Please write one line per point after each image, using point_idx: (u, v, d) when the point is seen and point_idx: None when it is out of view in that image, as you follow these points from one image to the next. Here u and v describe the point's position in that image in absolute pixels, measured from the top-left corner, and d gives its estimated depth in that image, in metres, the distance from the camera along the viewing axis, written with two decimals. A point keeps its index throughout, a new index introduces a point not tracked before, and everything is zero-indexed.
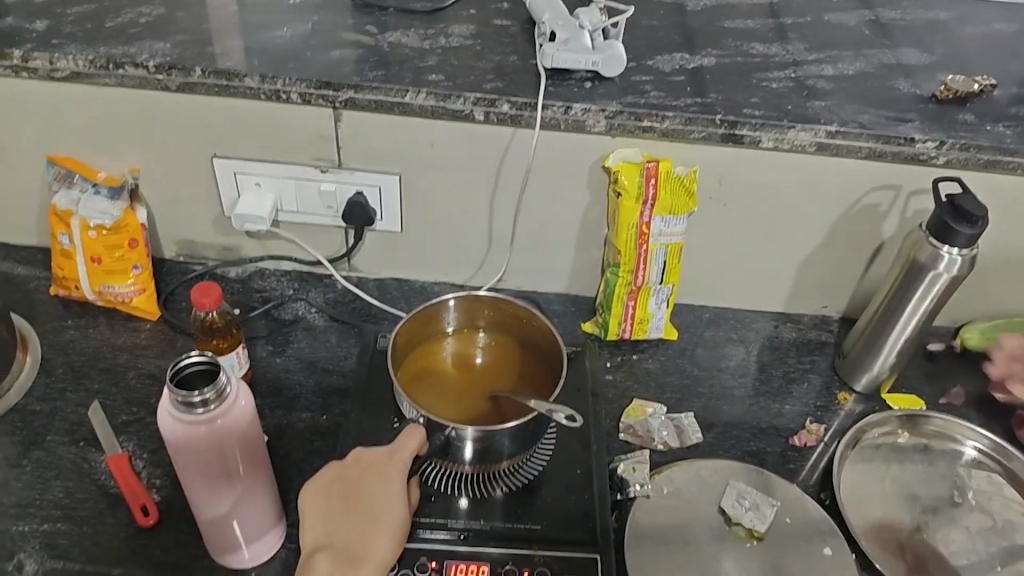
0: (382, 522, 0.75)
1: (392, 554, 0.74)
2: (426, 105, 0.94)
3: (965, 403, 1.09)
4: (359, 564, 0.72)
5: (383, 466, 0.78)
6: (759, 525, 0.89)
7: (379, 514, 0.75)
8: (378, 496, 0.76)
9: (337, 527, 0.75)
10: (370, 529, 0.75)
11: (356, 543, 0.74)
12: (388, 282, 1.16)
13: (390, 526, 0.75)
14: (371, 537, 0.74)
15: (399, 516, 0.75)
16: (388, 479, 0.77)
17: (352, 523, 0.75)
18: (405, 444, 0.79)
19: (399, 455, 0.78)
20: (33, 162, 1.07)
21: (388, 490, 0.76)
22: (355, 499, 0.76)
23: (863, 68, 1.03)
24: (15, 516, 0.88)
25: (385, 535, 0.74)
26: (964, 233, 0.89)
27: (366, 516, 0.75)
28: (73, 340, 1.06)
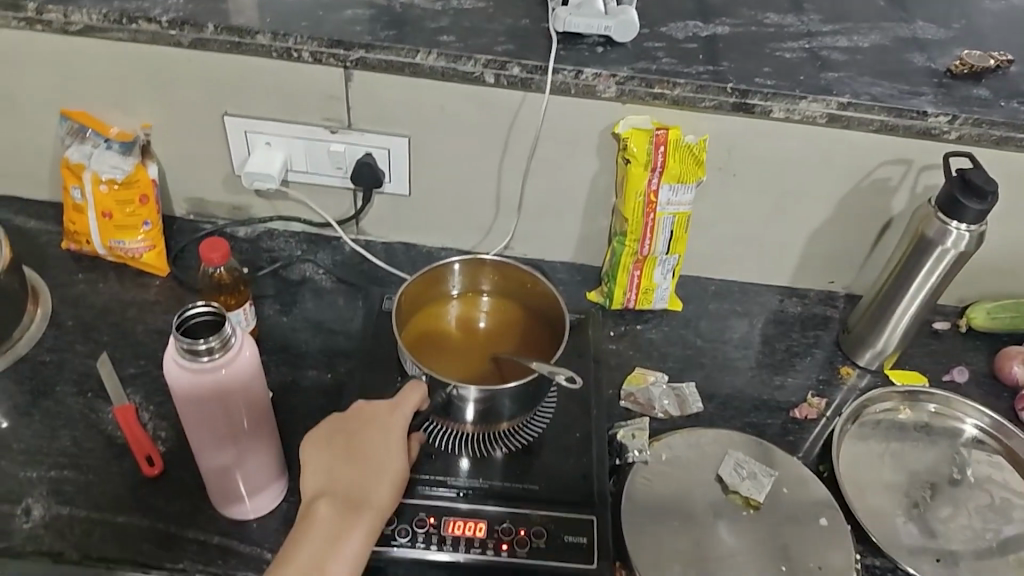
0: (382, 470, 0.75)
1: (391, 502, 0.75)
2: (437, 67, 0.94)
3: (967, 381, 1.09)
4: (359, 510, 0.73)
5: (384, 418, 0.78)
6: (756, 495, 0.90)
7: (379, 463, 0.76)
8: (378, 445, 0.77)
9: (336, 474, 0.76)
10: (370, 477, 0.75)
11: (355, 489, 0.74)
12: (395, 246, 1.16)
13: (390, 475, 0.75)
14: (371, 485, 0.75)
15: (399, 467, 0.76)
16: (389, 430, 0.77)
17: (352, 470, 0.75)
18: (407, 398, 0.80)
19: (400, 408, 0.79)
20: (47, 116, 1.07)
21: (389, 441, 0.77)
22: (355, 448, 0.77)
23: (878, 41, 1.02)
24: (24, 463, 0.90)
25: (384, 483, 0.75)
26: (972, 209, 0.89)
27: (366, 464, 0.76)
28: (83, 294, 1.07)
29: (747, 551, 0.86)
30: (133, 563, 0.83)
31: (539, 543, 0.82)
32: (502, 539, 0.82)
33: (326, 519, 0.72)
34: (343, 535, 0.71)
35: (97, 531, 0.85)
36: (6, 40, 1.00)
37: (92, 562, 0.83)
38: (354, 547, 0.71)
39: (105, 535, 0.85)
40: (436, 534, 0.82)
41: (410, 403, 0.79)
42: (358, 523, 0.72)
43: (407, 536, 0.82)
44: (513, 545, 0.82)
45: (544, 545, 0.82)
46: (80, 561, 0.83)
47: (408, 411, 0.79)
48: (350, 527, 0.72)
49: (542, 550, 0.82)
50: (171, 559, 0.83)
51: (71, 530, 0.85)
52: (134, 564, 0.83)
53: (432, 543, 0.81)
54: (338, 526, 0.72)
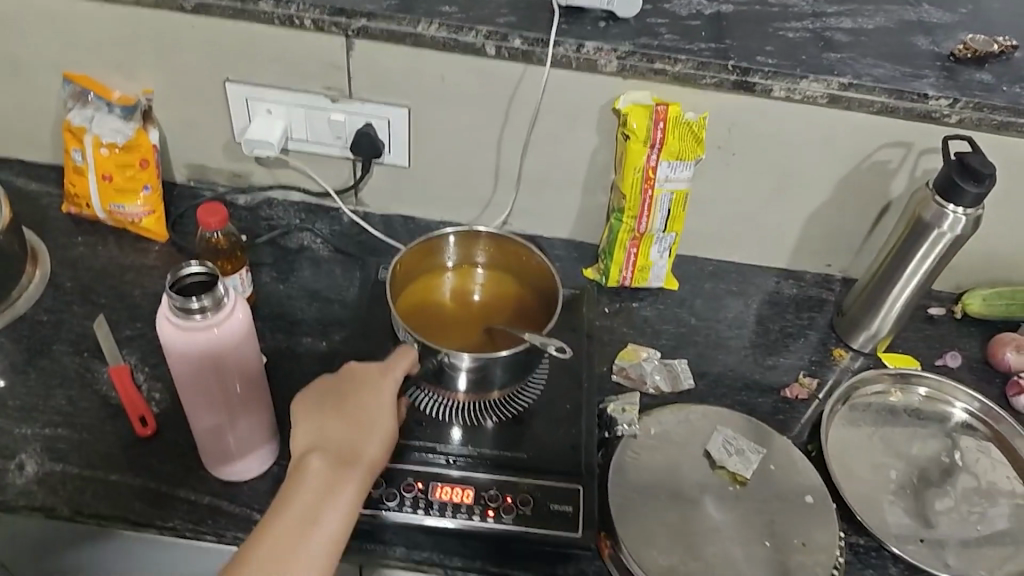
0: (375, 427, 0.76)
1: (381, 459, 0.75)
2: (439, 37, 0.94)
3: (960, 367, 1.09)
4: (353, 464, 0.73)
5: (376, 379, 0.79)
6: (743, 471, 0.91)
7: (371, 420, 0.76)
8: (371, 404, 0.77)
9: (327, 430, 0.75)
10: (363, 433, 0.75)
11: (348, 444, 0.74)
12: (393, 218, 1.16)
13: (383, 433, 0.76)
14: (364, 440, 0.75)
15: (390, 426, 0.77)
16: (381, 391, 0.78)
17: (345, 427, 0.76)
18: (398, 362, 0.81)
19: (392, 370, 0.80)
20: (49, 79, 1.07)
21: (381, 400, 0.78)
22: (348, 406, 0.77)
23: (882, 23, 1.01)
24: (19, 419, 0.91)
25: (376, 440, 0.75)
26: (970, 192, 0.89)
27: (359, 421, 0.76)
28: (82, 257, 1.08)
29: (732, 525, 0.87)
30: (124, 520, 0.84)
31: (526, 510, 0.83)
32: (488, 505, 0.83)
33: (319, 471, 0.72)
34: (337, 487, 0.71)
35: (89, 488, 0.86)
36: (9, 0, 1.00)
37: (84, 518, 0.84)
38: (348, 499, 0.71)
39: (97, 493, 0.86)
40: (424, 499, 0.83)
41: (401, 366, 0.80)
42: (352, 477, 0.72)
43: (394, 500, 0.83)
44: (499, 511, 0.83)
45: (530, 512, 0.83)
46: (72, 517, 0.84)
47: (400, 373, 0.80)
48: (344, 480, 0.72)
49: (527, 517, 0.83)
50: (162, 517, 0.84)
51: (64, 486, 0.86)
52: (125, 521, 0.84)
53: (419, 507, 0.83)
54: (331, 479, 0.71)
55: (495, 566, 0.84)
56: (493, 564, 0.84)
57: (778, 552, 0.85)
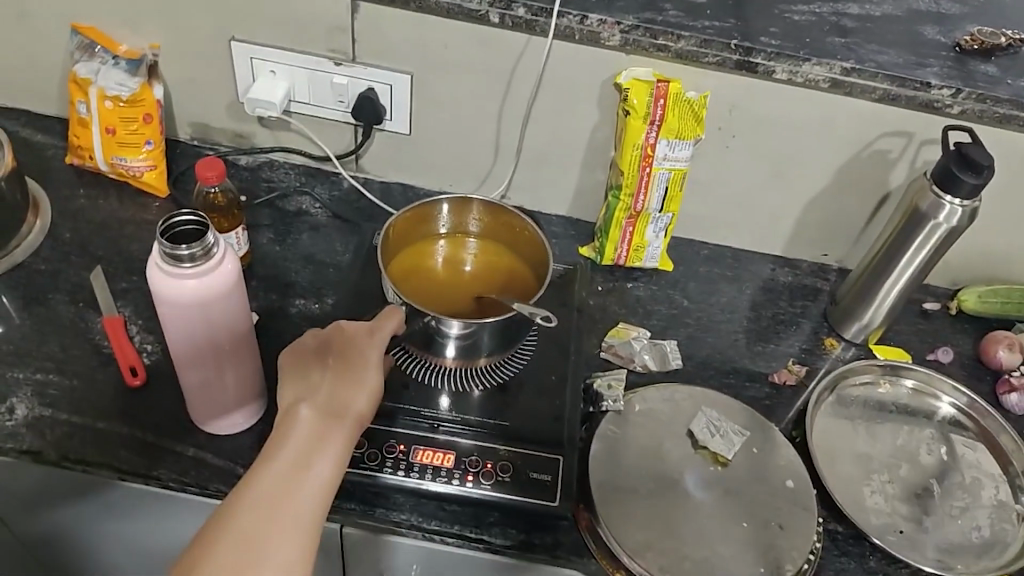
0: (363, 382, 0.74)
1: (368, 414, 0.74)
2: (443, 3, 0.94)
3: (952, 362, 1.08)
4: (339, 417, 0.71)
5: (366, 335, 0.78)
6: (725, 452, 0.91)
7: (360, 375, 0.75)
8: (359, 360, 0.76)
9: (315, 383, 0.74)
10: (351, 387, 0.74)
11: (335, 397, 0.73)
12: (393, 186, 1.17)
13: (371, 388, 0.74)
14: (351, 394, 0.73)
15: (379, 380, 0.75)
16: (370, 347, 0.77)
17: (332, 380, 0.74)
18: (386, 321, 0.79)
19: (381, 327, 0.78)
20: (57, 29, 1.08)
21: (370, 357, 0.76)
22: (337, 360, 0.76)
23: (890, 11, 1.01)
24: (12, 364, 0.92)
25: (364, 395, 0.74)
26: (968, 183, 0.88)
27: (346, 375, 0.74)
28: (82, 209, 1.09)
29: (710, 504, 0.87)
30: (109, 467, 0.85)
31: (504, 477, 0.85)
32: (467, 470, 0.85)
33: (307, 424, 0.70)
34: (323, 439, 0.69)
35: (76, 434, 0.87)
36: None
37: (70, 463, 0.85)
38: (334, 451, 0.69)
39: (84, 439, 0.87)
40: (405, 461, 0.85)
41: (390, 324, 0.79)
42: (338, 430, 0.71)
43: (376, 460, 0.85)
44: (478, 477, 0.85)
45: (508, 480, 0.85)
46: (58, 461, 0.85)
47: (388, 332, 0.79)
48: (330, 433, 0.70)
49: (505, 484, 0.84)
50: (146, 467, 0.86)
51: (52, 431, 0.87)
52: (110, 469, 0.85)
53: (399, 468, 0.84)
54: (319, 432, 0.70)
55: (472, 531, 0.85)
56: (470, 530, 0.85)
57: (754, 532, 0.86)
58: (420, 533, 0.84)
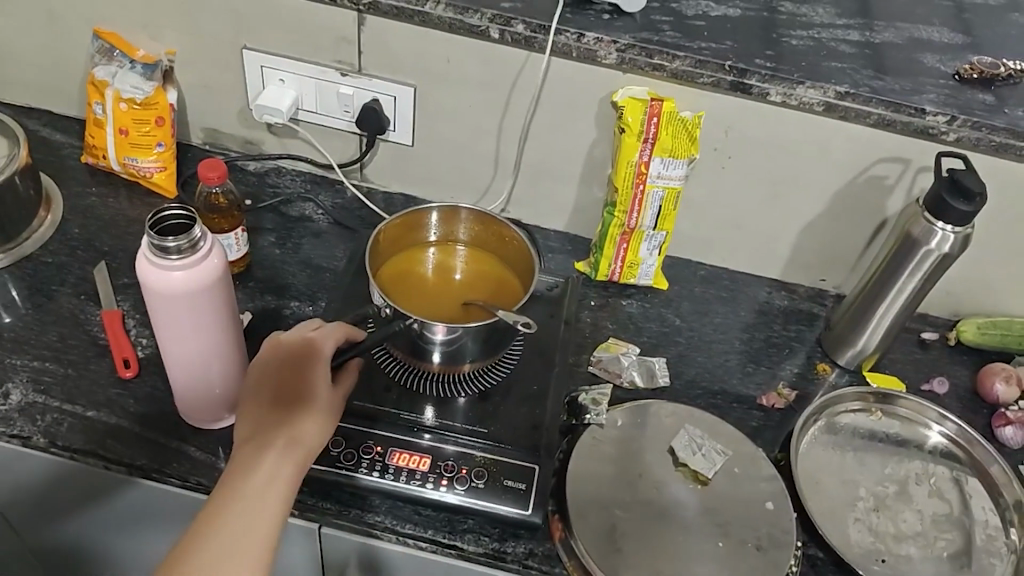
0: (308, 407, 0.78)
1: (319, 437, 0.78)
2: (445, 18, 0.97)
3: (947, 394, 1.07)
4: (292, 443, 0.75)
5: (306, 356, 0.81)
6: (705, 471, 0.90)
7: (305, 400, 0.78)
8: (303, 385, 0.79)
9: (266, 413, 0.77)
10: (298, 413, 0.77)
11: (284, 424, 0.76)
12: (395, 196, 1.19)
13: (318, 411, 0.78)
14: (298, 418, 0.77)
15: (326, 405, 0.79)
16: (312, 369, 0.80)
17: (280, 408, 0.77)
18: (322, 338, 0.82)
19: (319, 346, 0.81)
20: (80, 33, 1.12)
21: (312, 380, 0.79)
22: (285, 388, 0.79)
23: (890, 39, 1.01)
24: (12, 350, 0.95)
25: (313, 419, 0.78)
26: (959, 210, 0.87)
27: (292, 402, 0.78)
28: (92, 207, 1.12)
29: (686, 520, 0.86)
30: (95, 455, 0.87)
31: (478, 483, 0.86)
32: (443, 474, 0.86)
33: (261, 451, 0.74)
34: (276, 464, 0.73)
35: (66, 421, 0.89)
36: None
37: (57, 449, 0.87)
38: (289, 477, 0.73)
39: (73, 426, 0.89)
40: (381, 462, 0.86)
41: (327, 341, 0.82)
42: (291, 454, 0.74)
43: (352, 460, 0.86)
44: (453, 481, 0.85)
45: (482, 485, 0.85)
46: (46, 447, 0.87)
47: (328, 349, 0.82)
48: (283, 458, 0.74)
49: (479, 489, 0.85)
50: (130, 456, 0.87)
51: (43, 417, 0.89)
52: (95, 457, 0.87)
53: (374, 469, 0.85)
54: (275, 458, 0.73)
55: (445, 537, 0.85)
56: (444, 535, 0.85)
57: (729, 552, 0.84)
58: (395, 536, 0.85)
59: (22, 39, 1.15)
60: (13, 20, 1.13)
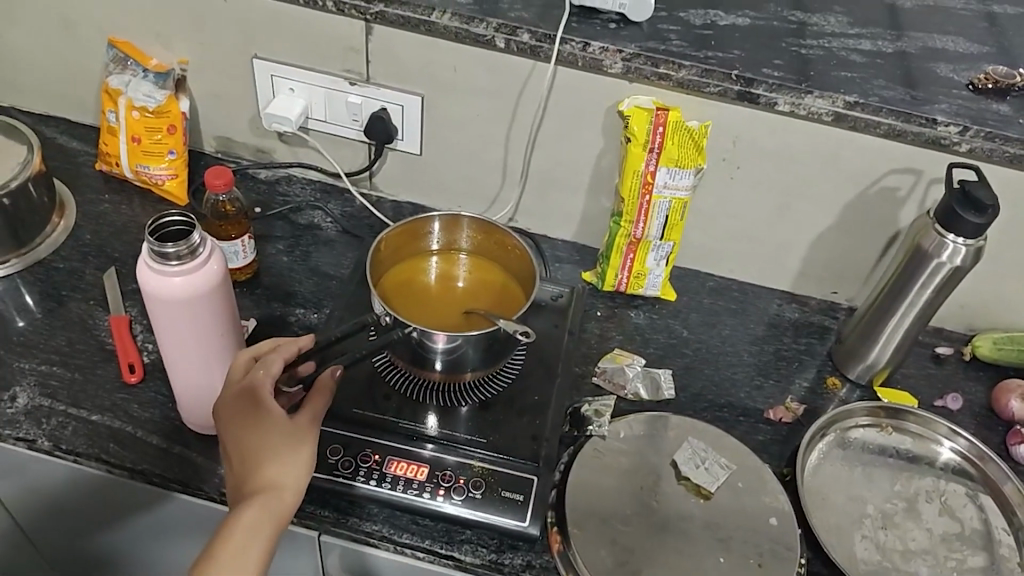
0: (267, 451, 0.75)
1: (298, 471, 0.75)
2: (451, 27, 0.96)
3: (961, 410, 1.04)
4: (261, 496, 0.73)
5: (247, 398, 0.76)
6: (708, 485, 0.88)
7: (264, 446, 0.75)
8: (254, 431, 0.75)
9: (239, 462, 0.75)
10: (259, 462, 0.74)
11: (255, 472, 0.74)
12: (403, 205, 1.19)
13: (284, 448, 0.75)
14: (262, 468, 0.74)
15: (293, 437, 0.76)
16: (257, 411, 0.76)
17: (241, 462, 0.75)
18: (259, 372, 0.77)
19: (256, 383, 0.76)
20: (95, 42, 1.13)
21: (261, 422, 0.76)
22: (243, 432, 0.76)
23: (903, 48, 0.99)
24: (20, 354, 0.96)
25: (277, 461, 0.75)
26: (970, 222, 0.85)
27: (251, 451, 0.75)
28: (105, 213, 1.14)
29: (686, 535, 0.85)
30: (97, 458, 0.88)
31: (476, 493, 0.85)
32: (440, 484, 0.86)
33: (233, 515, 0.72)
34: (248, 525, 0.71)
35: (71, 424, 0.90)
36: None
37: (61, 452, 0.88)
38: (266, 532, 0.72)
39: (77, 430, 0.90)
40: (378, 470, 0.86)
41: (265, 373, 0.77)
42: (263, 508, 0.73)
43: (349, 469, 0.86)
44: (450, 491, 0.85)
45: (479, 496, 0.85)
46: (51, 449, 0.88)
47: (268, 382, 0.77)
48: (254, 515, 0.72)
49: (476, 499, 0.85)
50: (132, 460, 0.88)
51: (48, 420, 0.90)
52: (98, 460, 0.88)
53: (372, 478, 0.85)
54: (246, 516, 0.72)
55: (442, 548, 0.84)
56: (441, 546, 0.84)
57: (731, 568, 0.82)
58: (392, 545, 0.84)
59: (40, 48, 1.17)
60: (32, 30, 1.15)
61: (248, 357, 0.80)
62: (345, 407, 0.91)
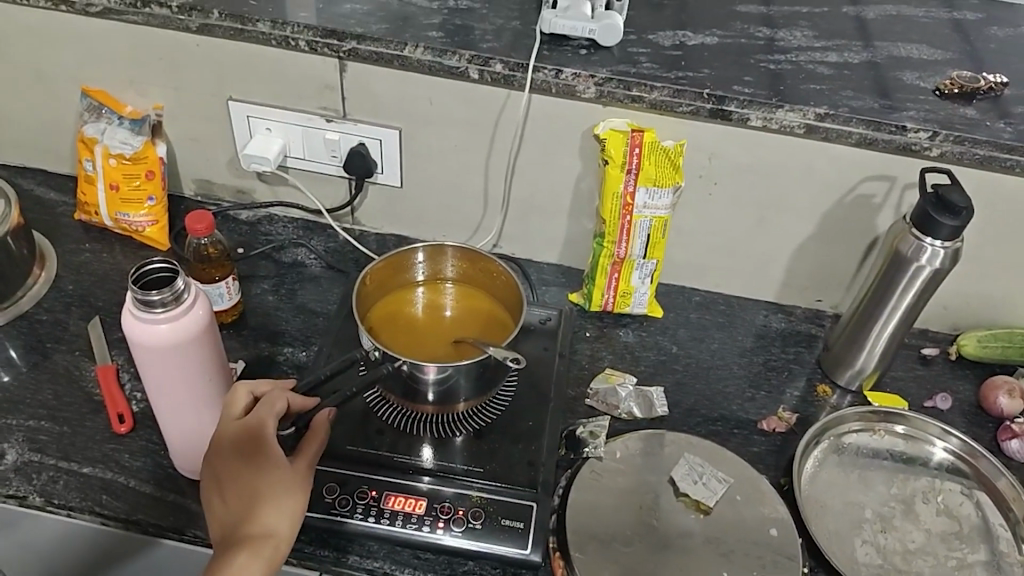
0: (265, 496, 0.74)
1: (292, 518, 0.75)
2: (424, 61, 0.97)
3: (951, 409, 1.05)
4: (256, 542, 0.72)
5: (250, 439, 0.75)
6: (707, 499, 0.88)
7: (261, 491, 0.74)
8: (251, 474, 0.74)
9: (230, 507, 0.74)
10: (255, 506, 0.74)
11: (249, 517, 0.73)
12: (387, 238, 1.19)
13: (281, 495, 0.75)
14: (259, 514, 0.73)
15: (290, 483, 0.75)
16: (256, 455, 0.75)
17: (236, 505, 0.74)
18: (260, 414, 0.77)
19: (261, 427, 0.76)
20: (69, 92, 1.14)
21: (262, 465, 0.75)
22: (240, 474, 0.75)
23: (869, 58, 1.01)
24: (6, 411, 0.95)
25: (274, 507, 0.74)
26: (946, 225, 0.87)
27: (247, 495, 0.74)
28: (87, 263, 1.13)
29: (689, 550, 0.85)
30: (91, 511, 0.87)
31: (475, 524, 0.85)
32: (439, 517, 0.85)
33: (225, 560, 0.71)
34: (242, 571, 0.70)
35: (62, 479, 0.89)
36: (31, 18, 1.06)
37: (54, 508, 0.87)
38: None
39: (69, 484, 0.89)
40: (376, 506, 0.86)
41: (266, 415, 0.77)
42: (256, 555, 0.72)
43: (346, 506, 0.85)
44: (449, 523, 0.85)
45: (479, 526, 0.85)
46: (42, 505, 0.87)
47: (271, 424, 0.76)
48: (248, 561, 0.71)
49: (476, 530, 0.85)
50: (126, 511, 0.87)
51: (39, 476, 0.89)
52: (91, 513, 0.86)
53: (370, 515, 0.85)
54: (238, 564, 0.71)
55: None
56: None
57: None
58: None
59: (14, 102, 1.17)
60: (5, 83, 1.15)
61: (248, 397, 0.79)
62: (338, 444, 0.90)
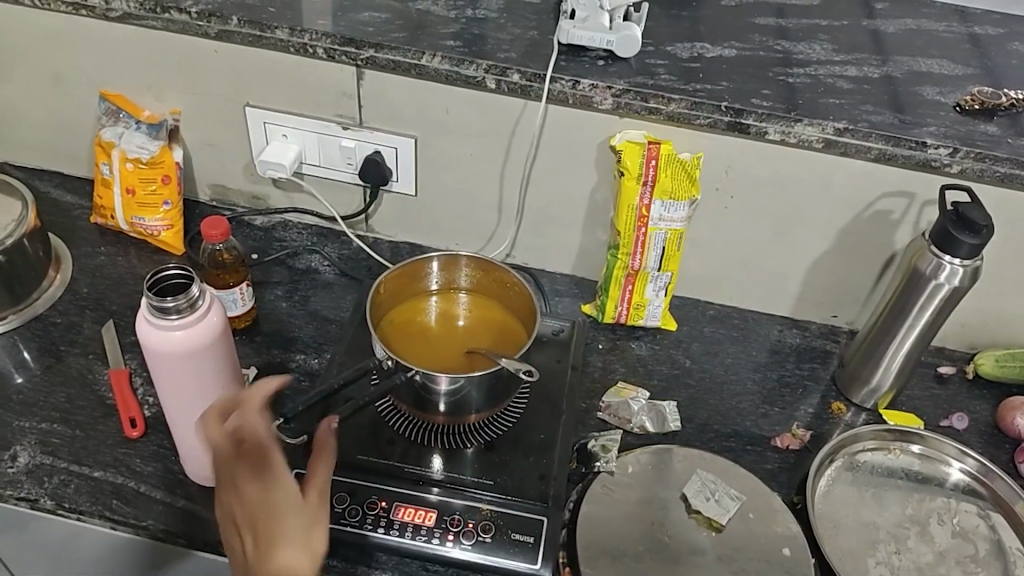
0: (282, 526, 0.66)
1: (318, 547, 0.67)
2: (441, 69, 0.97)
3: (967, 429, 1.04)
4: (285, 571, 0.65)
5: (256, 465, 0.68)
6: (719, 517, 0.87)
7: (277, 518, 0.67)
8: (263, 502, 0.67)
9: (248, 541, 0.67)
10: (273, 537, 0.66)
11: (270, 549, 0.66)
12: (401, 247, 1.19)
13: (295, 523, 0.67)
14: (275, 547, 0.65)
15: (307, 509, 0.68)
16: (264, 481, 0.68)
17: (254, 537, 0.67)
18: (254, 438, 0.69)
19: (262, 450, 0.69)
20: (87, 97, 1.14)
21: (273, 492, 0.67)
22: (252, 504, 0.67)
23: (890, 73, 1.01)
24: (19, 413, 0.95)
25: (293, 537, 0.66)
26: (966, 243, 0.85)
27: (262, 525, 0.67)
28: (102, 266, 1.13)
29: (700, 567, 0.84)
30: (101, 515, 0.87)
31: (485, 537, 0.84)
32: (449, 529, 0.85)
33: None
34: None
35: (73, 482, 0.89)
36: (50, 21, 1.07)
37: (65, 511, 0.87)
38: None
39: (80, 487, 0.89)
40: (385, 517, 0.85)
41: (262, 437, 0.69)
42: None
43: (356, 516, 0.85)
44: (459, 536, 0.84)
45: (489, 540, 0.84)
46: (53, 508, 0.87)
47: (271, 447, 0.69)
48: None
49: (485, 543, 0.84)
50: (136, 516, 0.87)
51: (50, 479, 0.89)
52: (101, 517, 0.86)
53: (379, 526, 0.85)
54: None
55: None
56: None
57: None
58: None
59: (34, 105, 1.17)
60: (24, 85, 1.16)
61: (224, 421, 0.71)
62: (348, 454, 0.90)
